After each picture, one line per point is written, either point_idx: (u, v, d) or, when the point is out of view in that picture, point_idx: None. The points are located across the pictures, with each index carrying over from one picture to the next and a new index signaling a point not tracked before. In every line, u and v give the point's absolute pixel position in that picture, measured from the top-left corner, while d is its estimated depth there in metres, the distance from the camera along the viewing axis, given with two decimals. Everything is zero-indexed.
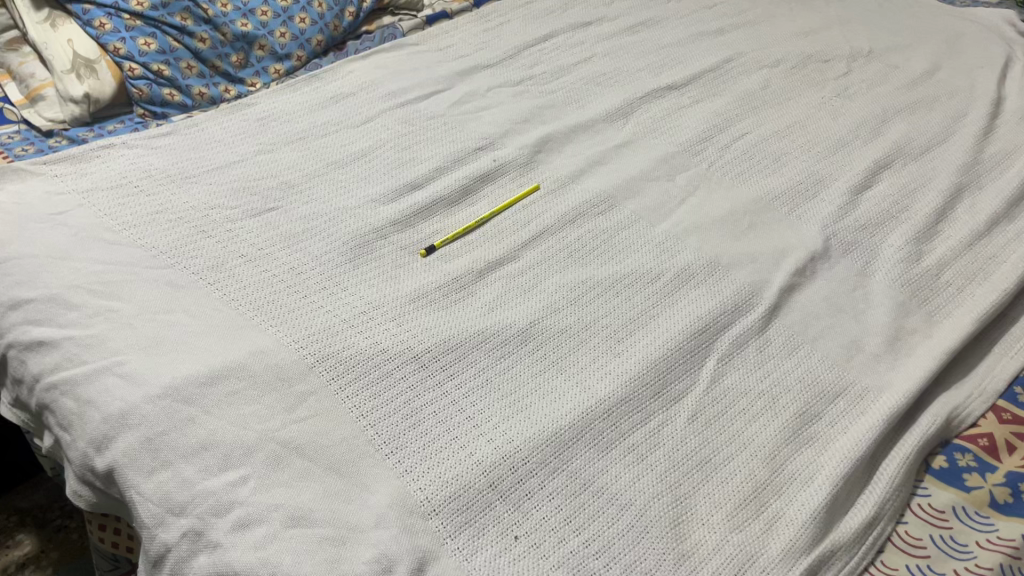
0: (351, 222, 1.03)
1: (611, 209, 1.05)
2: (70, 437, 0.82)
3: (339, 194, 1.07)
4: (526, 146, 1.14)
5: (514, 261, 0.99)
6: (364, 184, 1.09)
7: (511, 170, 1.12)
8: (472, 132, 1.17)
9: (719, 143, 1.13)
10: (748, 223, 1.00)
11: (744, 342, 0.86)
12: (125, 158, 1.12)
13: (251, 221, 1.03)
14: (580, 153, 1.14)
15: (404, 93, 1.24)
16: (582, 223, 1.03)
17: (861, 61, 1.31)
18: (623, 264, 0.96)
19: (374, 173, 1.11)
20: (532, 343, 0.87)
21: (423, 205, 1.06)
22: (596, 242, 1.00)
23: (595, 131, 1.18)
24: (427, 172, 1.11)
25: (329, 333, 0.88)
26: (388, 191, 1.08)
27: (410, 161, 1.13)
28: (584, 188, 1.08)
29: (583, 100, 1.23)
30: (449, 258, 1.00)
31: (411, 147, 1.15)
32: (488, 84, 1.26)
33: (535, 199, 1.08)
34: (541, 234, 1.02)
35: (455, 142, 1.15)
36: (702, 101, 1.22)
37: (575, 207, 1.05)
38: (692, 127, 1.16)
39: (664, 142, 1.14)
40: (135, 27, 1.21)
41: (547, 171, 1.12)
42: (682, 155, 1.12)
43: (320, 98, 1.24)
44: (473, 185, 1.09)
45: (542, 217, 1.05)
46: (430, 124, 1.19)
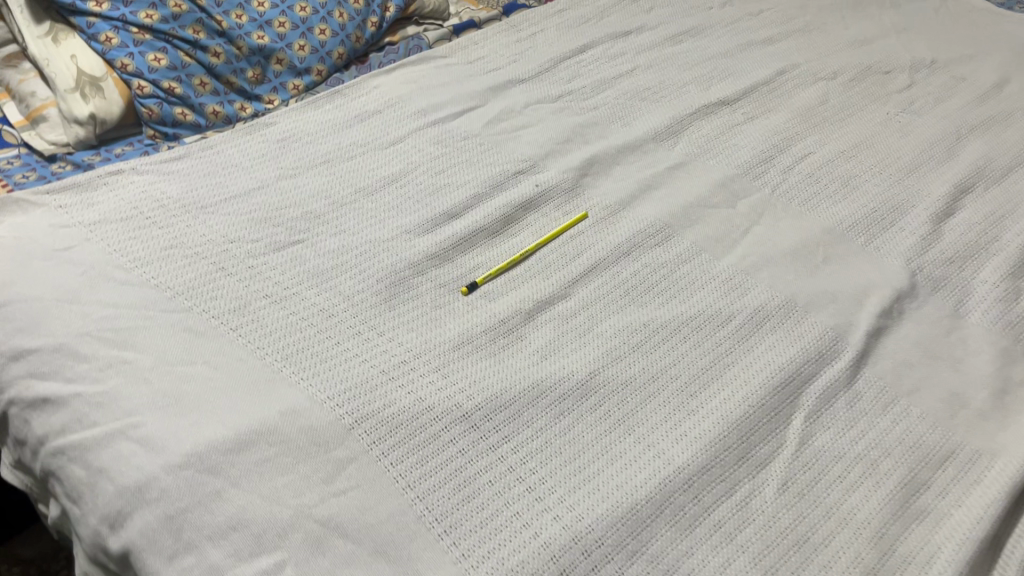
0: (385, 256, 0.94)
1: (669, 239, 0.96)
2: (80, 511, 0.73)
3: (370, 225, 0.98)
4: (571, 169, 1.05)
5: (566, 300, 0.90)
6: (397, 213, 1.00)
7: (556, 195, 1.03)
8: (511, 153, 1.08)
9: (781, 165, 1.04)
10: (823, 256, 0.91)
11: (832, 396, 0.77)
12: (135, 185, 1.02)
13: (275, 256, 0.94)
14: (629, 177, 1.05)
15: (435, 111, 1.15)
16: (637, 256, 0.94)
17: (925, 72, 1.22)
18: (688, 304, 0.87)
19: (407, 201, 1.02)
20: (594, 398, 0.78)
21: (463, 236, 0.97)
22: (655, 278, 0.91)
23: (644, 151, 1.09)
24: (466, 199, 1.02)
25: (367, 387, 0.79)
26: (424, 221, 0.99)
27: (446, 187, 1.04)
28: (637, 216, 0.99)
29: (629, 117, 1.14)
30: (494, 296, 0.91)
31: (447, 170, 1.06)
32: (525, 100, 1.17)
33: (584, 229, 0.98)
34: (593, 268, 0.93)
35: (494, 165, 1.07)
36: (757, 117, 1.13)
37: (629, 237, 0.96)
38: (750, 147, 1.07)
39: (721, 163, 1.05)
40: (144, 41, 1.12)
41: (596, 197, 1.03)
42: (742, 179, 1.03)
43: (344, 116, 1.15)
44: (516, 213, 1.00)
45: (593, 248, 0.96)
46: (465, 145, 1.10)
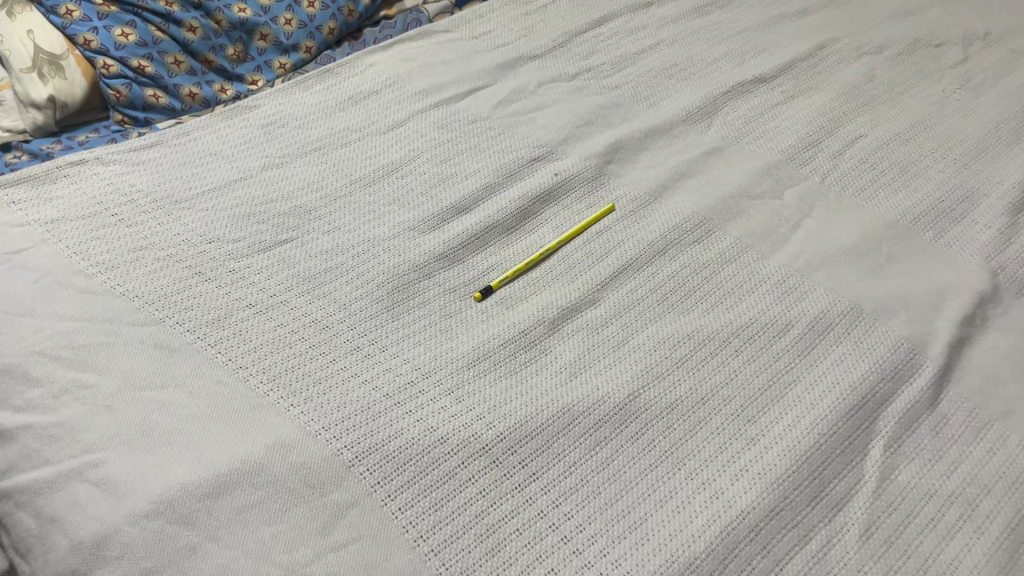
0: (386, 258, 0.83)
1: (708, 236, 0.84)
2: (29, 568, 0.62)
3: (368, 221, 0.87)
4: (594, 156, 0.94)
5: (594, 307, 0.78)
6: (399, 208, 0.88)
7: (578, 186, 0.91)
8: (525, 138, 0.97)
9: (830, 150, 0.93)
10: (888, 253, 0.80)
11: (913, 421, 0.66)
12: (99, 177, 0.90)
13: (260, 258, 0.83)
14: (659, 164, 0.93)
15: (438, 93, 1.03)
16: (674, 254, 0.83)
17: (979, 46, 1.11)
18: (736, 311, 0.76)
19: (410, 194, 0.90)
20: (635, 425, 0.67)
21: (475, 233, 0.85)
22: (696, 281, 0.80)
23: (674, 135, 0.97)
24: (477, 190, 0.90)
25: (368, 415, 0.67)
26: (430, 216, 0.87)
27: (453, 177, 0.92)
28: (671, 208, 0.88)
29: (655, 97, 1.02)
30: (511, 304, 0.79)
31: (454, 158, 0.94)
32: (538, 78, 1.05)
33: (611, 224, 0.87)
34: (624, 269, 0.82)
35: (507, 152, 0.95)
36: (798, 97, 1.01)
37: (663, 233, 0.85)
38: (793, 130, 0.96)
39: (762, 148, 0.94)
40: (109, 14, 1.00)
41: (622, 187, 0.91)
42: (788, 166, 0.91)
43: (336, 99, 1.03)
44: (533, 206, 0.89)
45: (623, 246, 0.84)
46: (473, 130, 0.98)
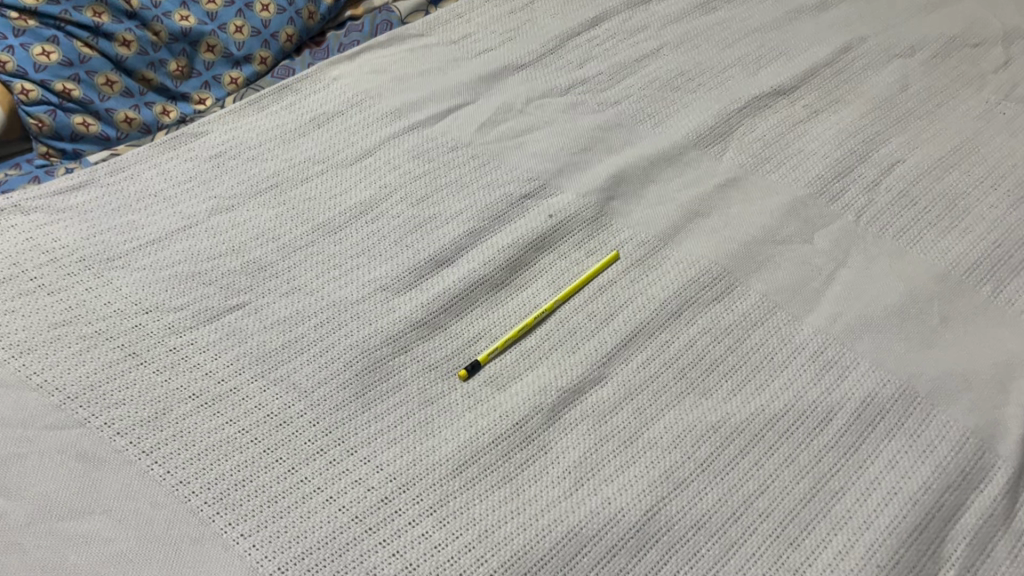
0: (354, 328, 0.71)
1: (730, 292, 0.72)
2: None
3: (333, 280, 0.74)
4: (593, 191, 0.81)
5: (600, 387, 0.67)
6: (369, 261, 0.76)
7: (576, 228, 0.79)
8: (514, 168, 0.84)
9: (864, 180, 0.81)
10: (940, 316, 0.69)
11: (987, 542, 0.57)
12: (17, 231, 0.76)
13: (207, 330, 0.70)
14: (668, 200, 0.81)
15: (413, 113, 0.90)
16: (691, 316, 0.71)
17: (1020, 44, 0.99)
18: (768, 394, 0.65)
19: (382, 243, 0.78)
20: (655, 553, 0.56)
21: (458, 292, 0.73)
22: (718, 353, 0.68)
23: (684, 162, 0.85)
24: (460, 237, 0.78)
25: (333, 549, 0.57)
26: (405, 271, 0.75)
27: (432, 221, 0.79)
28: (685, 256, 0.76)
29: (660, 115, 0.90)
30: (503, 383, 0.67)
31: (433, 196, 0.82)
32: (527, 93, 0.92)
33: (616, 276, 0.75)
34: (634, 337, 0.70)
35: (494, 187, 0.82)
36: (823, 113, 0.89)
37: (678, 290, 0.73)
38: (820, 155, 0.84)
39: (786, 179, 0.82)
40: (26, 30, 0.85)
41: (627, 229, 0.79)
42: (817, 201, 0.79)
43: (296, 122, 0.90)
44: (524, 255, 0.77)
45: (632, 306, 0.72)
46: (454, 159, 0.85)
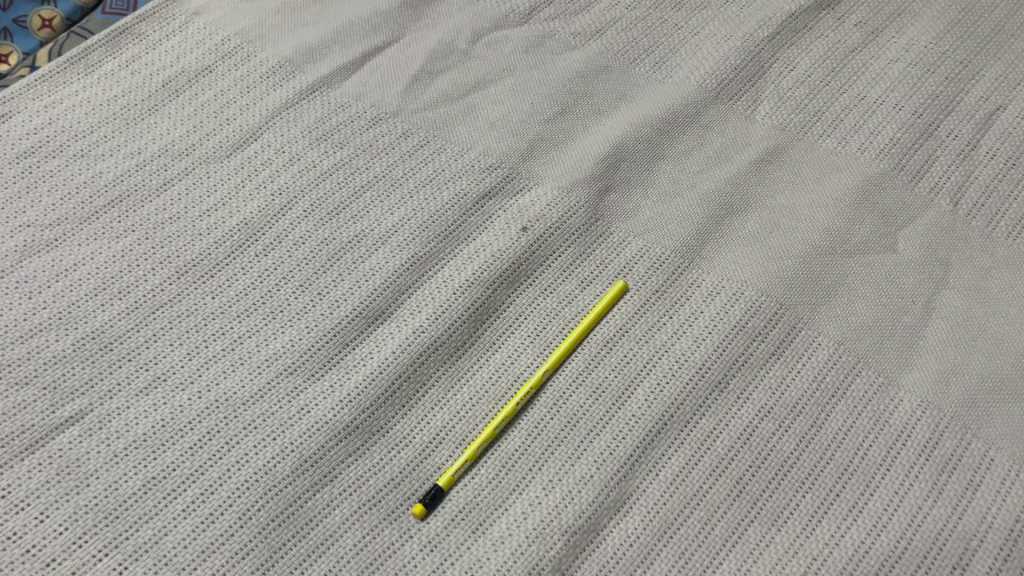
0: (251, 450, 0.47)
1: (790, 341, 0.51)
2: None
3: (214, 361, 0.50)
4: (581, 185, 0.57)
5: (621, 518, 0.46)
6: (267, 323, 0.52)
7: (562, 245, 0.55)
8: (465, 151, 0.58)
9: (956, 143, 0.58)
10: None
11: None
12: None
13: (27, 469, 0.47)
14: (687, 189, 0.57)
15: (312, 66, 0.62)
16: (743, 386, 0.49)
17: None
18: (868, 522, 0.45)
19: (282, 290, 0.53)
20: None
21: (402, 369, 0.50)
22: (786, 449, 0.47)
23: (704, 126, 0.60)
24: (398, 272, 0.54)
25: None
26: (320, 337, 0.51)
27: (353, 247, 0.54)
28: (721, 282, 0.53)
29: (663, 48, 0.64)
30: (479, 523, 0.46)
31: (351, 205, 0.56)
32: (473, 23, 0.64)
33: (627, 322, 0.52)
34: (663, 428, 0.48)
35: (440, 184, 0.57)
36: (885, 32, 0.64)
37: (719, 344, 0.51)
38: (891, 105, 0.60)
39: (848, 147, 0.58)
40: None
41: (635, 241, 0.55)
42: (896, 181, 0.56)
43: (143, 89, 0.61)
44: (493, 296, 0.53)
45: (655, 374, 0.50)
46: (378, 140, 0.59)
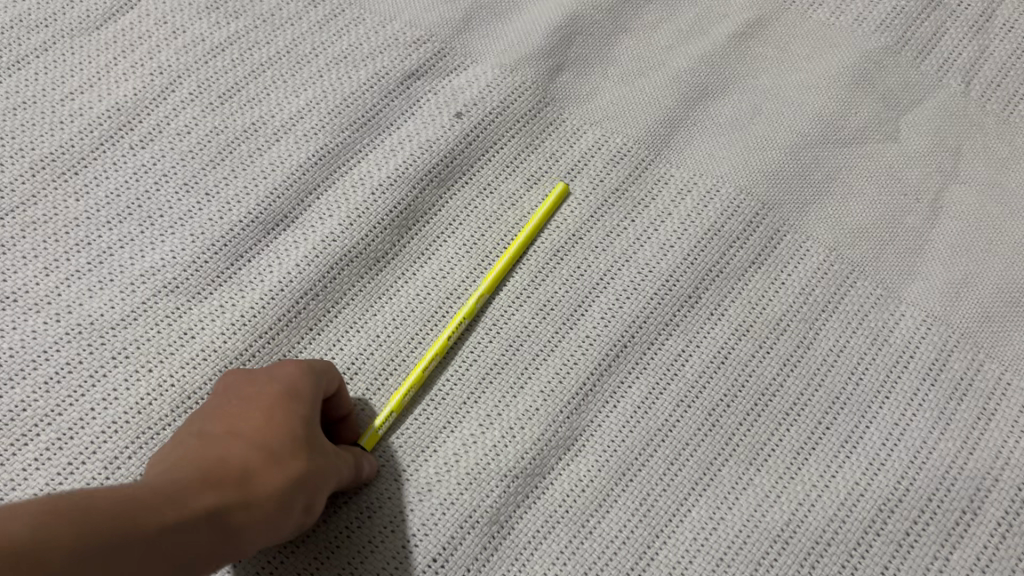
0: (121, 385, 0.39)
1: (773, 247, 0.43)
2: None
3: (78, 277, 0.41)
4: (527, 63, 0.48)
5: (571, 459, 0.38)
6: (143, 231, 0.42)
7: (503, 136, 0.46)
8: (387, 21, 0.48)
9: (969, 12, 0.49)
10: None
11: None
12: None
13: None
14: (652, 68, 0.48)
15: None
16: (718, 302, 0.41)
17: None
18: (863, 460, 0.38)
19: (162, 190, 0.43)
20: None
21: (309, 286, 0.42)
22: (768, 374, 0.40)
23: None
24: (305, 168, 0.44)
25: None
26: (207, 247, 0.42)
27: (250, 137, 0.45)
28: (692, 179, 0.45)
29: None
30: (401, 469, 0.38)
31: (248, 87, 0.46)
32: None
33: (581, 227, 0.44)
34: (623, 352, 0.40)
35: (356, 62, 0.47)
36: None
37: (689, 253, 0.43)
38: None
39: (843, 18, 0.49)
40: None
41: (591, 131, 0.46)
42: (898, 58, 0.48)
43: None
44: (421, 198, 0.44)
45: (614, 288, 0.42)
46: (281, 8, 0.48)
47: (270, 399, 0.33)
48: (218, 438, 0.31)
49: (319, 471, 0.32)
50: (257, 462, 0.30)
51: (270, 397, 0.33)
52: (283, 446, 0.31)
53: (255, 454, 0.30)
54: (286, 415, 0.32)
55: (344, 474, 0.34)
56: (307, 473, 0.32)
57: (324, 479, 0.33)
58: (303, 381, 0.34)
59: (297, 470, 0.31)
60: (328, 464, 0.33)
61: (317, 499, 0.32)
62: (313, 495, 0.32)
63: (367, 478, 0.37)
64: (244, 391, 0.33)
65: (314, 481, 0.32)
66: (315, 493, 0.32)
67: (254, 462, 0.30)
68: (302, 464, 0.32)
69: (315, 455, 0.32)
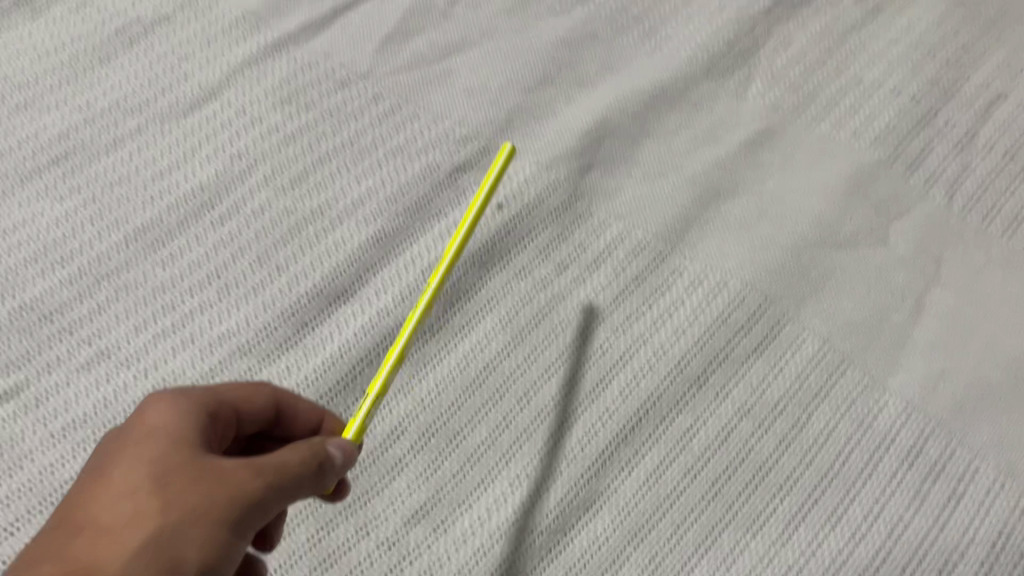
0: None
1: (774, 337, 0.48)
2: None
3: (164, 338, 0.47)
4: (561, 161, 0.54)
5: (589, 519, 0.44)
6: (221, 299, 0.48)
7: (539, 225, 0.52)
8: (439, 119, 0.55)
9: (954, 133, 0.55)
10: None
11: None
12: None
13: None
14: (673, 170, 0.54)
15: (277, 18, 0.59)
16: (723, 384, 0.47)
17: None
18: (847, 531, 0.43)
19: (239, 262, 0.49)
20: None
21: (363, 355, 0.48)
22: (765, 451, 0.45)
23: (693, 104, 0.57)
24: (364, 249, 0.51)
25: None
26: (277, 315, 0.48)
27: (317, 218, 0.51)
28: (704, 271, 0.51)
29: (653, 17, 0.60)
30: (441, 520, 0.43)
31: (316, 174, 0.53)
32: None
33: (605, 311, 0.49)
34: (638, 425, 0.46)
35: (412, 155, 0.54)
36: (887, 9, 0.61)
37: (700, 338, 0.48)
38: (889, 88, 0.57)
39: (842, 132, 0.56)
40: None
41: (616, 223, 0.52)
42: (891, 171, 0.54)
43: (92, 37, 0.57)
44: (463, 278, 0.49)
45: (632, 366, 0.48)
46: (347, 104, 0.55)
47: (126, 459, 0.31)
48: (58, 528, 0.29)
49: (194, 515, 0.29)
50: (86, 547, 0.28)
51: (126, 457, 0.31)
52: (129, 510, 0.29)
53: (80, 540, 0.28)
54: (135, 472, 0.30)
55: (263, 498, 0.30)
56: (168, 520, 0.28)
57: (213, 516, 0.29)
58: (167, 423, 0.32)
59: (144, 531, 0.28)
60: (214, 498, 0.29)
61: (208, 540, 0.29)
62: (193, 544, 0.28)
63: (337, 468, 0.34)
64: (109, 455, 0.31)
65: (183, 529, 0.28)
66: (199, 536, 0.28)
67: (91, 545, 0.28)
68: (153, 521, 0.28)
69: (177, 500, 0.29)
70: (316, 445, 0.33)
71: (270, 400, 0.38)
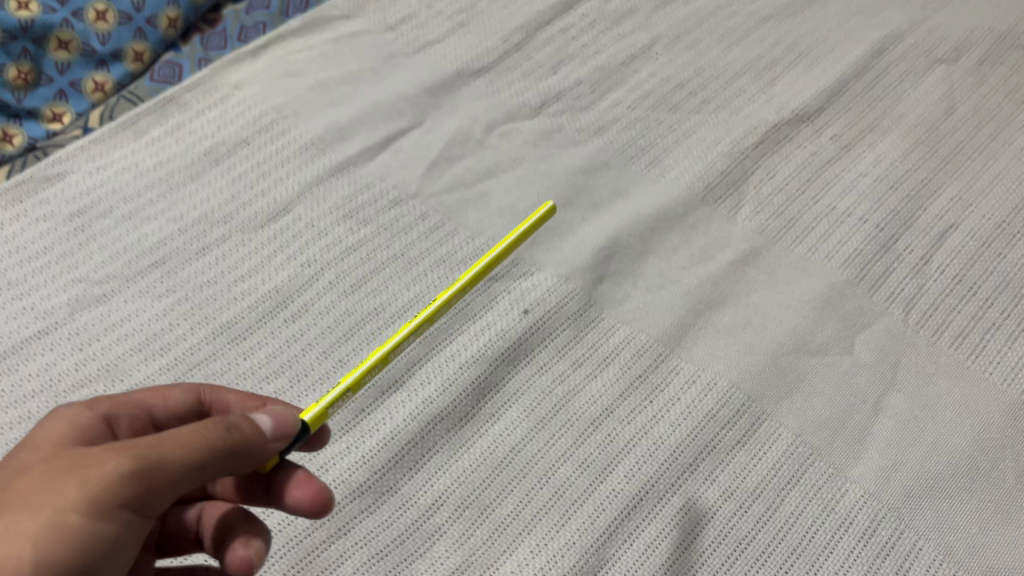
0: None
1: (755, 431, 0.58)
2: None
3: None
4: (578, 273, 0.64)
5: None
6: (292, 386, 0.58)
7: (559, 328, 0.62)
8: (476, 235, 0.65)
9: (911, 257, 0.65)
10: (1015, 476, 0.56)
11: None
12: None
13: None
14: (672, 282, 0.64)
15: (341, 144, 0.70)
16: (710, 470, 0.56)
17: None
18: None
19: (308, 355, 0.59)
20: None
21: (411, 437, 0.57)
22: (744, 529, 0.54)
23: (690, 225, 0.67)
24: (412, 346, 0.60)
25: None
26: (340, 402, 0.58)
27: (372, 319, 0.61)
28: (696, 372, 0.60)
29: (657, 150, 0.71)
30: None
31: (371, 281, 0.63)
32: (489, 116, 0.72)
33: (613, 404, 0.59)
34: (639, 503, 0.55)
35: (452, 265, 0.64)
36: (855, 147, 0.72)
37: (691, 430, 0.58)
38: (857, 217, 0.67)
39: (816, 254, 0.66)
40: None
41: (623, 328, 0.62)
42: (857, 290, 0.64)
43: (185, 157, 0.68)
44: (494, 373, 0.60)
45: (635, 452, 0.57)
46: (398, 221, 0.66)
47: (16, 465, 0.36)
48: None
49: (43, 509, 0.31)
50: None
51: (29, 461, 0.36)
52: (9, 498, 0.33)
53: None
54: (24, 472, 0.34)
55: (133, 474, 0.32)
56: (35, 503, 0.32)
57: (63, 506, 0.32)
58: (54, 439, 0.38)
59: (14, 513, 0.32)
60: (73, 484, 0.32)
61: (60, 528, 0.31)
62: (53, 519, 0.31)
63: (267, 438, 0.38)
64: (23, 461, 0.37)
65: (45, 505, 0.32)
66: (45, 523, 0.31)
67: None
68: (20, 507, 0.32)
69: (48, 486, 0.32)
70: (211, 426, 0.35)
71: (187, 395, 0.44)
